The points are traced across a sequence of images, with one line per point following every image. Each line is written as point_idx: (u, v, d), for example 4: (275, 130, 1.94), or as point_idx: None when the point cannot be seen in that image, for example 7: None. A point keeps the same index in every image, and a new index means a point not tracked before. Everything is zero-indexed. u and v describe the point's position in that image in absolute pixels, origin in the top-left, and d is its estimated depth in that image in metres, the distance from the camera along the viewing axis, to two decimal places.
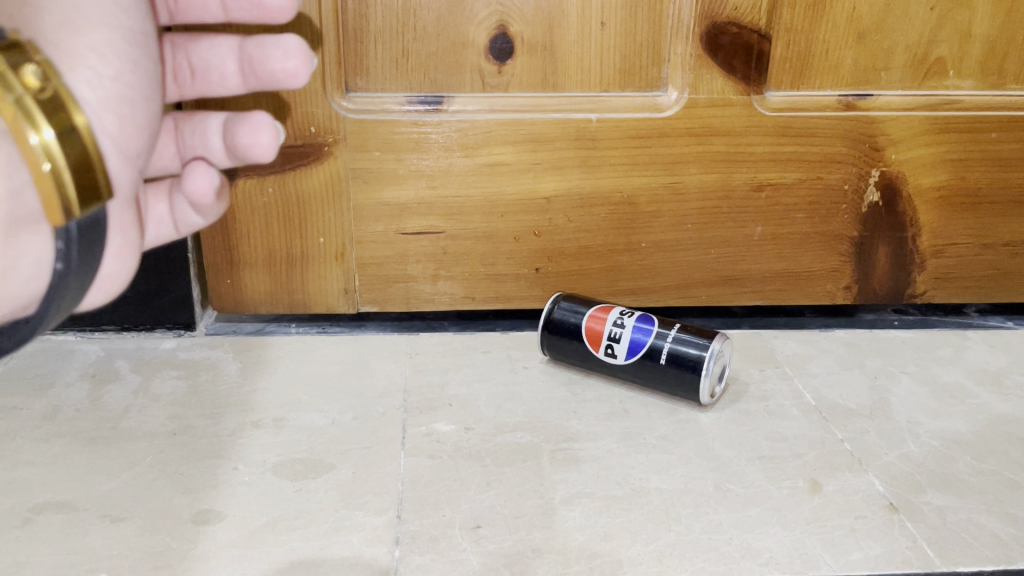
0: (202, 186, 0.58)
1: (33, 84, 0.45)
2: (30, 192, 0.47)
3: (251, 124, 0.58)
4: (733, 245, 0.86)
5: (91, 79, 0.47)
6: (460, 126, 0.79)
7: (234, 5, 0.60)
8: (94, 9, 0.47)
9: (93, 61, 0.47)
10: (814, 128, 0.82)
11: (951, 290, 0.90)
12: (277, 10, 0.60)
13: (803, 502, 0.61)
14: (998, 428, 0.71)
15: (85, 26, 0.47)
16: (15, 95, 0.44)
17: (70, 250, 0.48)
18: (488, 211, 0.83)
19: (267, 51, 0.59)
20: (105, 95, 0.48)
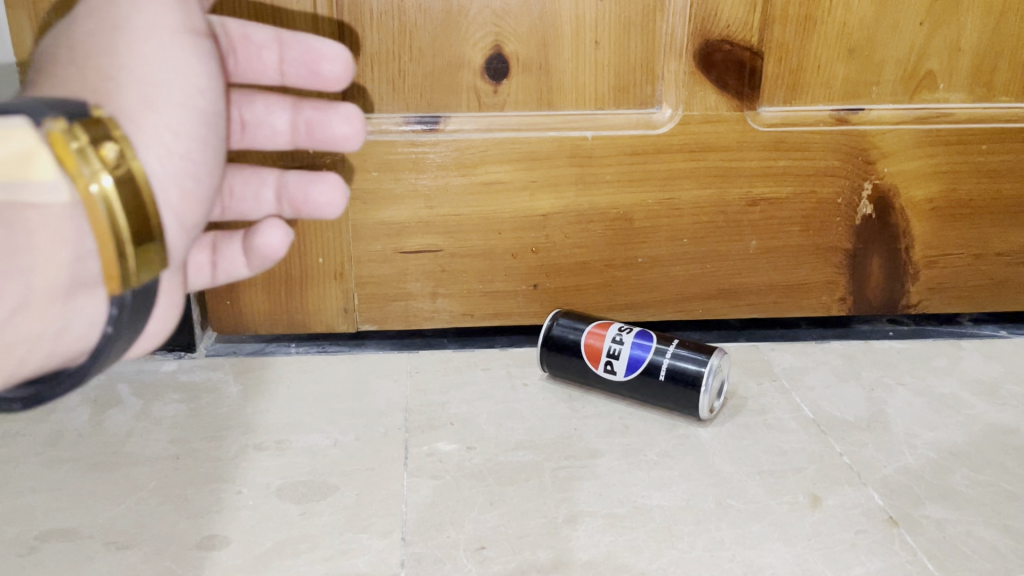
0: (265, 239, 0.67)
1: (110, 160, 0.49)
2: (93, 258, 0.51)
3: (324, 185, 0.69)
4: (729, 259, 0.87)
5: (169, 158, 0.53)
6: (457, 146, 0.80)
7: (290, 70, 0.67)
8: (175, 90, 0.53)
9: (168, 139, 0.53)
10: (807, 142, 0.83)
11: (944, 300, 0.91)
12: (333, 77, 0.66)
13: (804, 517, 0.62)
14: (994, 438, 0.72)
15: (164, 105, 0.53)
16: (90, 168, 0.48)
17: (121, 316, 0.52)
18: (486, 228, 0.83)
19: (326, 116, 0.68)
20: (181, 175, 0.54)
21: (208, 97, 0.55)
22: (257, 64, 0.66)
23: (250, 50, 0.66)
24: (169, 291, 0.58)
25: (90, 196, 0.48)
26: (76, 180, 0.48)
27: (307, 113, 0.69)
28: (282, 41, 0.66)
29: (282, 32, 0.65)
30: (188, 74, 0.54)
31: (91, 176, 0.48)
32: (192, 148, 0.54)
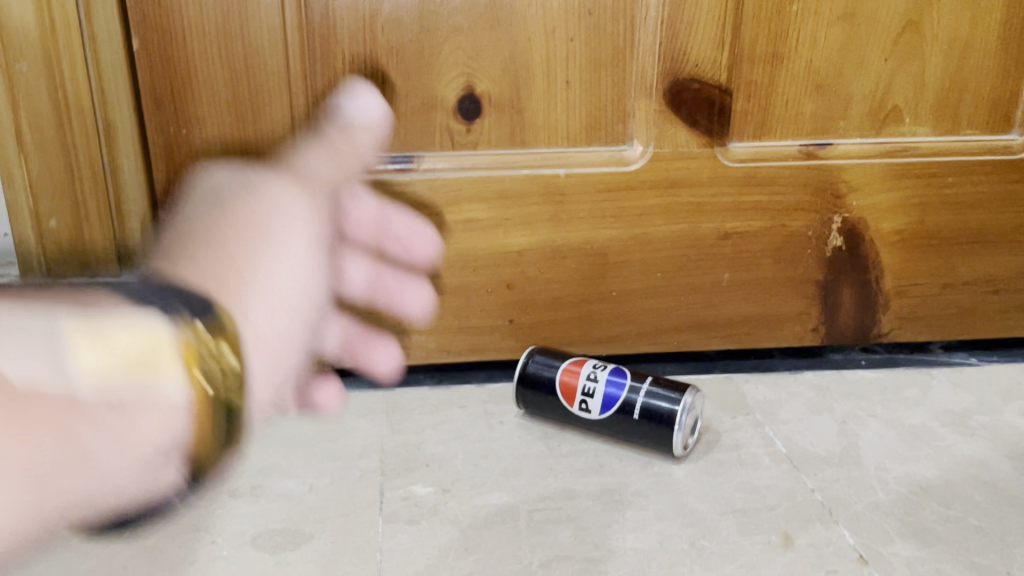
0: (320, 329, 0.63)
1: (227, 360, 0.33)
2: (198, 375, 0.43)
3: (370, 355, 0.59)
4: (702, 292, 0.88)
5: (280, 370, 0.40)
6: (430, 185, 0.80)
7: (381, 249, 0.55)
8: (285, 291, 0.40)
9: (281, 291, 0.40)
10: (777, 176, 0.84)
11: (914, 328, 0.92)
12: (422, 254, 0.56)
13: (776, 557, 0.63)
14: (963, 471, 0.73)
15: (273, 303, 0.39)
16: (207, 356, 0.33)
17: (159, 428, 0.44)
18: (460, 265, 0.84)
19: (393, 288, 0.57)
20: (289, 332, 0.40)
21: (307, 288, 0.42)
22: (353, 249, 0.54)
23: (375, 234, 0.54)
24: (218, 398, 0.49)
25: (196, 379, 0.32)
26: (197, 377, 0.32)
27: (383, 275, 0.56)
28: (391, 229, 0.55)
29: (387, 204, 0.54)
30: (301, 270, 0.41)
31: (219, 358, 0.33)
32: (308, 279, 0.42)
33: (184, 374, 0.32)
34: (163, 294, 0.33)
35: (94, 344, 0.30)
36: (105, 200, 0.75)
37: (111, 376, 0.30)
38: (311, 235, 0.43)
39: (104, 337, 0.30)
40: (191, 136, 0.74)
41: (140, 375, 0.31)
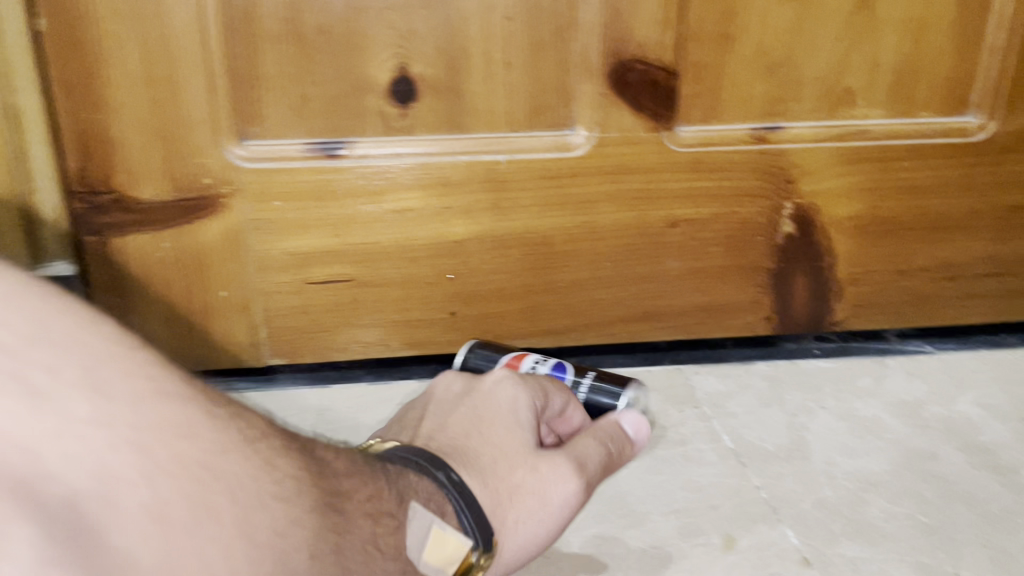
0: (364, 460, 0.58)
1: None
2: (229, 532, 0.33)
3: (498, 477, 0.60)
4: (652, 281, 0.85)
5: (538, 509, 0.53)
6: (364, 172, 0.76)
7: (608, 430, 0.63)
8: (536, 530, 0.53)
9: (541, 528, 0.53)
10: (726, 162, 0.81)
11: (869, 317, 0.90)
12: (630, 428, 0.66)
13: (716, 560, 0.60)
14: (914, 465, 0.71)
15: (545, 539, 0.54)
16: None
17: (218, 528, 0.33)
18: (398, 256, 0.80)
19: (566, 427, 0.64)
20: (542, 518, 0.53)
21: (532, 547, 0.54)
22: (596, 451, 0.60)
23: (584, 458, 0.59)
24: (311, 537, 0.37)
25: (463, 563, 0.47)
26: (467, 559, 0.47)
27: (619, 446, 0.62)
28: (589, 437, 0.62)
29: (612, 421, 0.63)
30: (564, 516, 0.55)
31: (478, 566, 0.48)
32: (560, 506, 0.54)
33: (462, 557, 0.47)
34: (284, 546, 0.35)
35: (438, 538, 0.46)
36: None
37: (431, 563, 0.45)
38: (551, 491, 0.54)
39: (443, 539, 0.46)
40: (104, 123, 0.70)
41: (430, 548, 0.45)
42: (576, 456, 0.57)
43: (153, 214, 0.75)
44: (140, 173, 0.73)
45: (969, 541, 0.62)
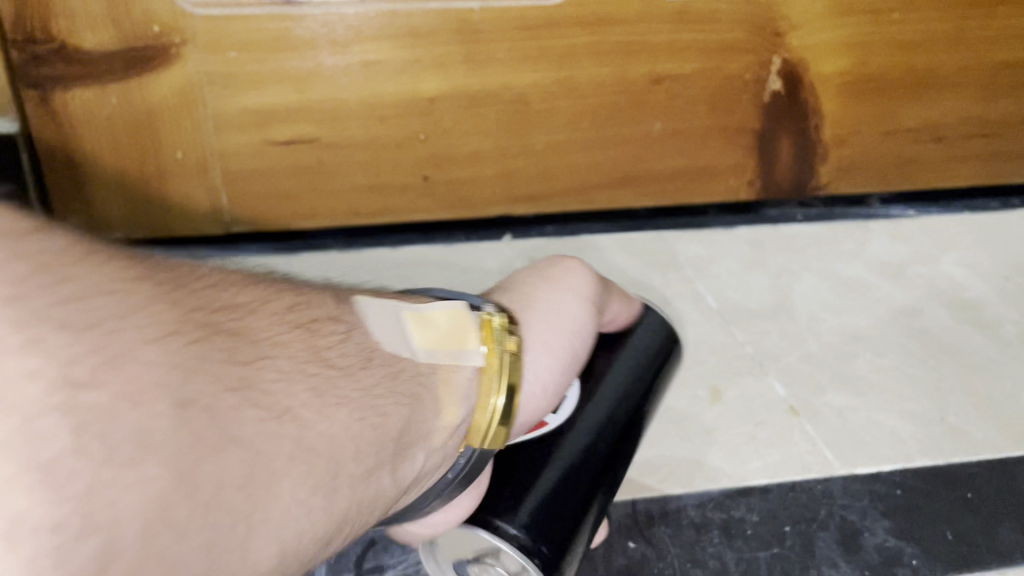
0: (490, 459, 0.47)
1: (513, 346, 0.44)
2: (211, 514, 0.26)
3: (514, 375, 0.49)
4: (632, 143, 0.81)
5: (563, 355, 0.48)
6: (325, 20, 0.69)
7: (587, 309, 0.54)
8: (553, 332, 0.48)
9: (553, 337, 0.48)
10: (712, 12, 0.75)
11: (853, 180, 0.88)
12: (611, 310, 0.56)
13: (703, 410, 0.59)
14: (898, 320, 0.70)
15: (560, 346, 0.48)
16: (501, 347, 0.43)
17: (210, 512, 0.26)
18: (364, 114, 0.75)
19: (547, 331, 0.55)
20: (562, 369, 0.48)
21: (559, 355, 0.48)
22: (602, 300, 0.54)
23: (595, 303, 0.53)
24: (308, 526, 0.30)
25: (488, 373, 0.42)
26: (486, 347, 0.43)
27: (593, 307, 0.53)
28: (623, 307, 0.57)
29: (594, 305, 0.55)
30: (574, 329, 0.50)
31: (500, 346, 0.43)
32: (578, 340, 0.49)
33: (480, 343, 0.43)
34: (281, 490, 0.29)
35: (422, 322, 0.41)
36: None
37: (433, 346, 0.40)
38: (569, 334, 0.49)
39: (425, 321, 0.41)
40: None
41: (444, 424, 0.40)
42: (565, 288, 0.51)
43: (96, 65, 0.68)
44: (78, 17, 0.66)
45: (955, 390, 0.62)
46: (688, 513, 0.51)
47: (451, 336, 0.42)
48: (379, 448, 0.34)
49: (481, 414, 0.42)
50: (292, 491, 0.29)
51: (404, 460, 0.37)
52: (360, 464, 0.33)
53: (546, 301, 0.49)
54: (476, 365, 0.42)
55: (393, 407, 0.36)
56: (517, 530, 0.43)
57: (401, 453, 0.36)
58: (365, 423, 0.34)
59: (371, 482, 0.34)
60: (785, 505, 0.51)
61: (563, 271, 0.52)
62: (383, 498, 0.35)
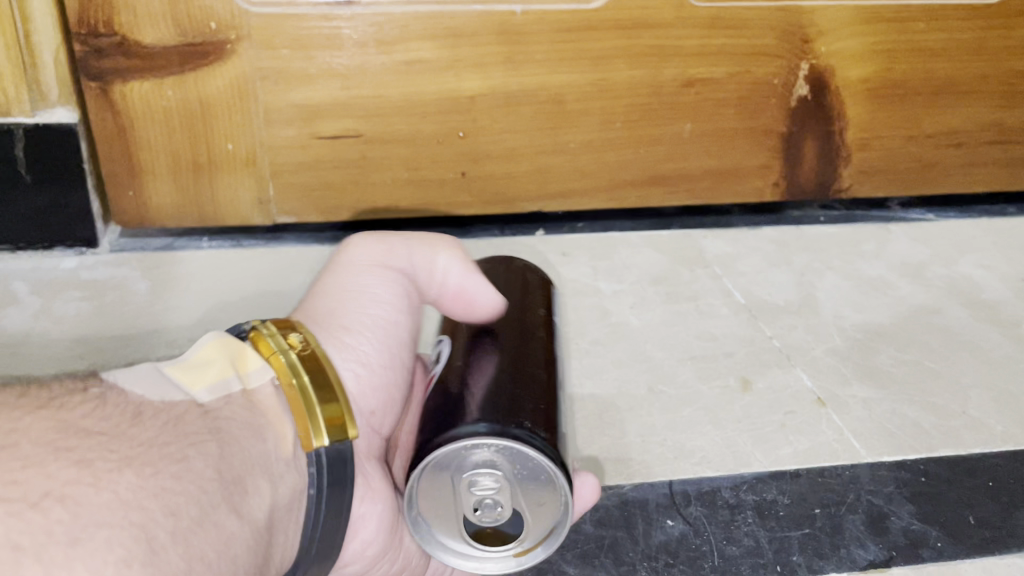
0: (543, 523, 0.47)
1: (296, 342, 0.43)
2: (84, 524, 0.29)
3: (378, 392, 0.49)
4: (662, 144, 0.84)
5: (372, 331, 0.48)
6: (374, 20, 0.72)
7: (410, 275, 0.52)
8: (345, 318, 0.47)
9: (350, 326, 0.47)
10: (744, 18, 0.78)
11: (874, 184, 0.90)
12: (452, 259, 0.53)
13: (734, 400, 0.62)
14: (919, 318, 0.73)
15: (349, 325, 0.47)
16: (286, 356, 0.42)
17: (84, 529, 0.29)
18: (407, 111, 0.78)
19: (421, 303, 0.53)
20: (378, 345, 0.48)
21: (359, 342, 0.47)
22: (418, 252, 0.52)
23: (397, 266, 0.51)
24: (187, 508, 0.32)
25: (286, 376, 0.41)
26: (270, 358, 0.42)
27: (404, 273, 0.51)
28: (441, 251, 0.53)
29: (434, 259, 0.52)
30: (362, 303, 0.48)
31: (280, 351, 0.42)
32: (383, 310, 0.49)
33: (262, 360, 0.42)
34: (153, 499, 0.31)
35: (190, 367, 0.40)
36: (13, 32, 0.66)
37: (207, 381, 0.39)
38: (372, 309, 0.48)
39: (193, 365, 0.40)
40: None
41: (277, 441, 0.40)
42: (356, 270, 0.50)
43: (155, 60, 0.71)
44: (140, 12, 0.69)
45: (975, 385, 0.64)
46: (723, 494, 0.53)
47: (219, 369, 0.40)
48: (192, 495, 0.33)
49: (305, 430, 0.40)
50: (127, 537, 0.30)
51: (243, 493, 0.36)
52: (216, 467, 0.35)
53: (336, 292, 0.49)
54: (272, 379, 0.42)
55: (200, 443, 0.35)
56: (505, 428, 0.38)
57: (235, 489, 0.35)
58: (162, 476, 0.32)
59: (208, 529, 0.33)
60: (815, 490, 0.54)
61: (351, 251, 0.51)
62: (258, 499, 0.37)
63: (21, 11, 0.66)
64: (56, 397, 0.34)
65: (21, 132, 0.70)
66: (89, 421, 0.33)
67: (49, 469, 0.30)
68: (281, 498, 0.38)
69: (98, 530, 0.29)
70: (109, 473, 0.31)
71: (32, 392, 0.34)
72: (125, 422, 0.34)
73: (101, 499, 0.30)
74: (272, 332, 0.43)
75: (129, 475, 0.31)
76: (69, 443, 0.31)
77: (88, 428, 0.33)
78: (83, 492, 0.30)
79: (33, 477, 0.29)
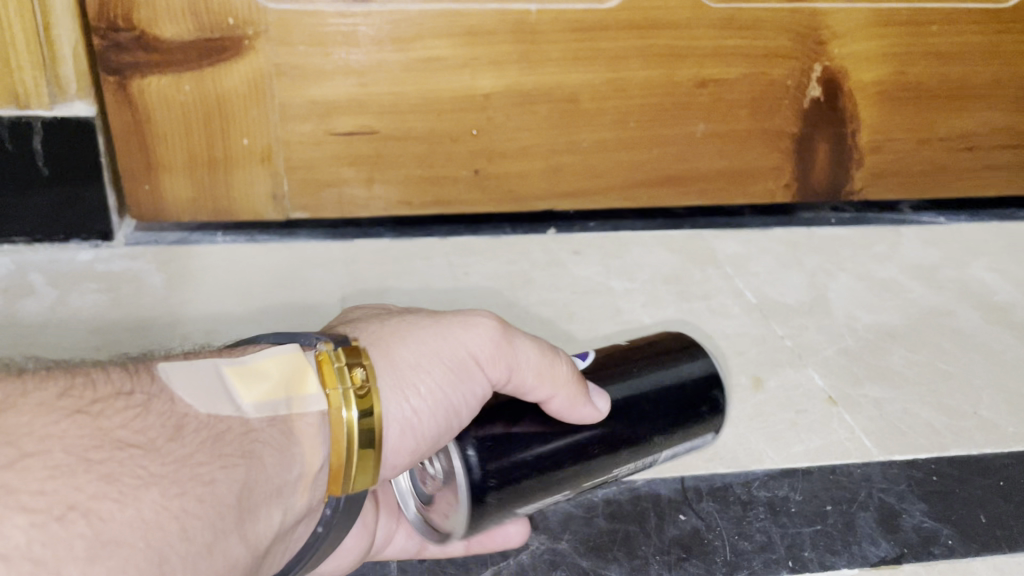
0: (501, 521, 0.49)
1: (359, 380, 0.40)
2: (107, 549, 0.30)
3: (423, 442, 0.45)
4: (676, 144, 0.84)
5: (425, 409, 0.42)
6: (390, 17, 0.73)
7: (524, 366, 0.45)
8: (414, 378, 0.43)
9: (420, 388, 0.42)
10: (759, 19, 0.78)
11: (886, 186, 0.91)
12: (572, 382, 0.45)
13: (746, 398, 0.62)
14: (931, 320, 0.73)
15: (419, 389, 0.42)
16: (343, 391, 0.40)
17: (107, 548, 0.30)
18: (421, 108, 0.78)
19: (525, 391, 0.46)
20: (438, 422, 0.42)
21: (417, 405, 0.42)
22: (542, 353, 0.45)
23: (500, 354, 0.44)
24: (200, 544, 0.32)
25: (336, 418, 0.39)
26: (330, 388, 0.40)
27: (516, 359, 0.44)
28: (554, 360, 0.45)
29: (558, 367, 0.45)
30: (447, 374, 0.43)
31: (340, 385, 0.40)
32: (450, 395, 0.42)
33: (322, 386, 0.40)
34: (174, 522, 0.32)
35: (249, 374, 0.40)
36: (33, 26, 0.67)
37: (263, 394, 0.39)
38: (441, 387, 0.42)
39: (253, 373, 0.40)
40: None
41: (302, 471, 0.39)
42: (459, 336, 0.44)
43: (173, 54, 0.71)
44: (158, 7, 0.69)
45: (986, 386, 0.65)
46: (735, 490, 0.53)
47: (276, 382, 0.40)
48: (211, 520, 0.33)
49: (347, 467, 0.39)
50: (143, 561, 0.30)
51: (255, 519, 0.36)
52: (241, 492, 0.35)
53: (430, 342, 0.44)
54: (323, 412, 0.40)
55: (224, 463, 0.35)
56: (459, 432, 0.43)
57: (249, 513, 0.36)
58: (187, 497, 0.33)
59: (215, 557, 0.33)
60: (827, 487, 0.54)
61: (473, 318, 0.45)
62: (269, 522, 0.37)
63: (42, 4, 0.66)
64: (98, 401, 0.34)
65: (39, 125, 0.71)
66: (127, 431, 0.33)
67: (77, 481, 0.30)
68: (291, 519, 0.39)
69: (117, 550, 0.30)
70: (136, 491, 0.31)
71: (75, 391, 0.34)
72: (164, 436, 0.34)
73: (125, 517, 0.31)
74: (341, 359, 0.41)
75: (155, 494, 0.32)
76: (102, 455, 0.32)
77: (125, 440, 0.33)
78: (108, 508, 0.30)
79: (61, 488, 0.30)
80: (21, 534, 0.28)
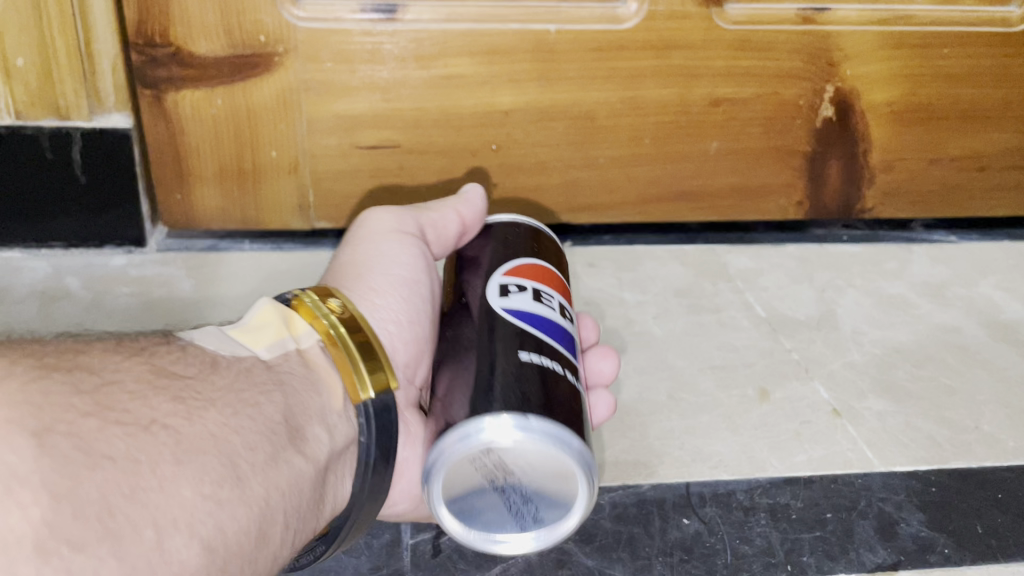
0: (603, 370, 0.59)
1: (335, 309, 0.49)
2: (195, 445, 0.35)
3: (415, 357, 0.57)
4: (689, 160, 0.86)
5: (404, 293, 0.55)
6: (415, 36, 0.76)
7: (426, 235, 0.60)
8: (371, 279, 0.55)
9: (377, 288, 0.55)
10: (771, 42, 0.80)
11: (896, 206, 0.92)
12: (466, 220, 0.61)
13: (751, 408, 0.64)
14: (938, 336, 0.74)
15: (377, 286, 0.55)
16: (325, 317, 0.48)
17: (198, 446, 0.35)
18: (444, 123, 0.81)
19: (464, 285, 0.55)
20: (403, 303, 0.55)
21: (388, 295, 0.55)
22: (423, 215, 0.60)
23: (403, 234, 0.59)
24: (261, 445, 0.38)
25: (329, 341, 0.47)
26: (314, 323, 0.48)
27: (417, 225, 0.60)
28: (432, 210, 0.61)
29: (437, 214, 0.60)
30: (383, 266, 0.56)
31: (322, 316, 0.48)
32: (397, 276, 0.56)
33: (309, 324, 0.48)
34: (235, 433, 0.37)
35: (250, 328, 0.46)
36: (75, 42, 0.70)
37: (264, 341, 0.45)
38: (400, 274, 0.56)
39: (252, 327, 0.46)
40: None
41: (332, 396, 0.45)
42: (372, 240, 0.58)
43: (207, 69, 0.75)
44: (194, 25, 0.73)
45: (990, 402, 0.66)
46: (737, 497, 0.55)
47: (274, 332, 0.46)
48: (265, 434, 0.39)
49: (348, 375, 0.46)
50: (215, 463, 0.35)
51: (306, 440, 0.42)
52: (284, 415, 0.41)
53: (360, 261, 0.57)
54: (317, 341, 0.48)
55: (267, 395, 0.41)
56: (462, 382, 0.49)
57: (300, 436, 0.41)
58: (241, 416, 0.38)
59: (279, 465, 0.39)
60: (827, 495, 0.56)
61: (370, 222, 0.59)
62: (321, 446, 0.43)
63: (84, 20, 0.70)
64: (146, 347, 0.40)
65: (79, 135, 0.75)
66: (177, 366, 0.39)
67: (150, 402, 0.35)
68: (341, 444, 0.44)
69: (197, 454, 0.35)
70: (199, 411, 0.37)
71: (127, 343, 0.40)
72: (205, 368, 0.40)
73: (195, 429, 0.36)
74: (312, 298, 0.50)
75: (214, 411, 0.37)
76: (163, 383, 0.37)
77: (173, 372, 0.38)
78: (180, 422, 0.35)
79: (140, 408, 0.35)
80: (121, 442, 0.33)
